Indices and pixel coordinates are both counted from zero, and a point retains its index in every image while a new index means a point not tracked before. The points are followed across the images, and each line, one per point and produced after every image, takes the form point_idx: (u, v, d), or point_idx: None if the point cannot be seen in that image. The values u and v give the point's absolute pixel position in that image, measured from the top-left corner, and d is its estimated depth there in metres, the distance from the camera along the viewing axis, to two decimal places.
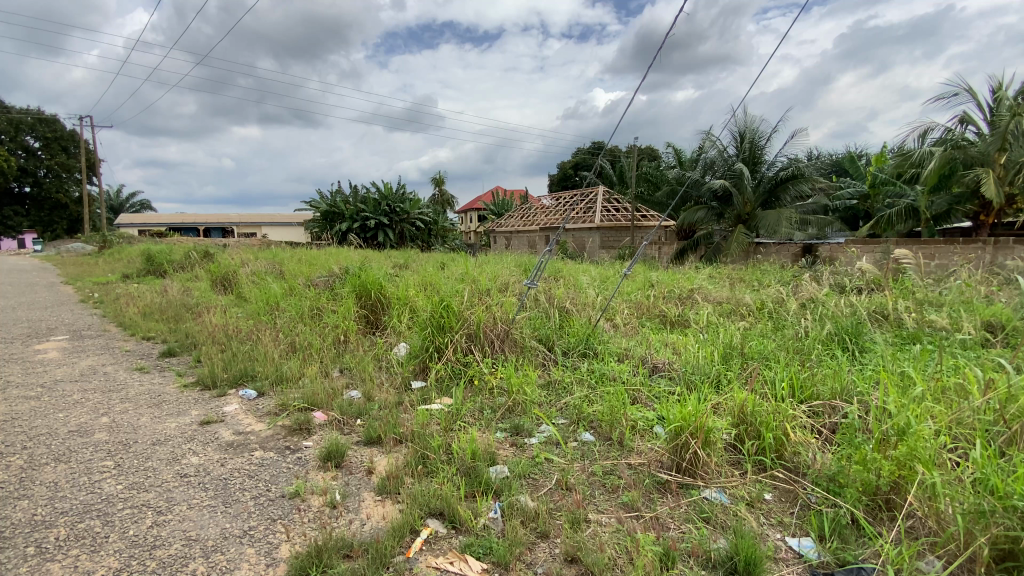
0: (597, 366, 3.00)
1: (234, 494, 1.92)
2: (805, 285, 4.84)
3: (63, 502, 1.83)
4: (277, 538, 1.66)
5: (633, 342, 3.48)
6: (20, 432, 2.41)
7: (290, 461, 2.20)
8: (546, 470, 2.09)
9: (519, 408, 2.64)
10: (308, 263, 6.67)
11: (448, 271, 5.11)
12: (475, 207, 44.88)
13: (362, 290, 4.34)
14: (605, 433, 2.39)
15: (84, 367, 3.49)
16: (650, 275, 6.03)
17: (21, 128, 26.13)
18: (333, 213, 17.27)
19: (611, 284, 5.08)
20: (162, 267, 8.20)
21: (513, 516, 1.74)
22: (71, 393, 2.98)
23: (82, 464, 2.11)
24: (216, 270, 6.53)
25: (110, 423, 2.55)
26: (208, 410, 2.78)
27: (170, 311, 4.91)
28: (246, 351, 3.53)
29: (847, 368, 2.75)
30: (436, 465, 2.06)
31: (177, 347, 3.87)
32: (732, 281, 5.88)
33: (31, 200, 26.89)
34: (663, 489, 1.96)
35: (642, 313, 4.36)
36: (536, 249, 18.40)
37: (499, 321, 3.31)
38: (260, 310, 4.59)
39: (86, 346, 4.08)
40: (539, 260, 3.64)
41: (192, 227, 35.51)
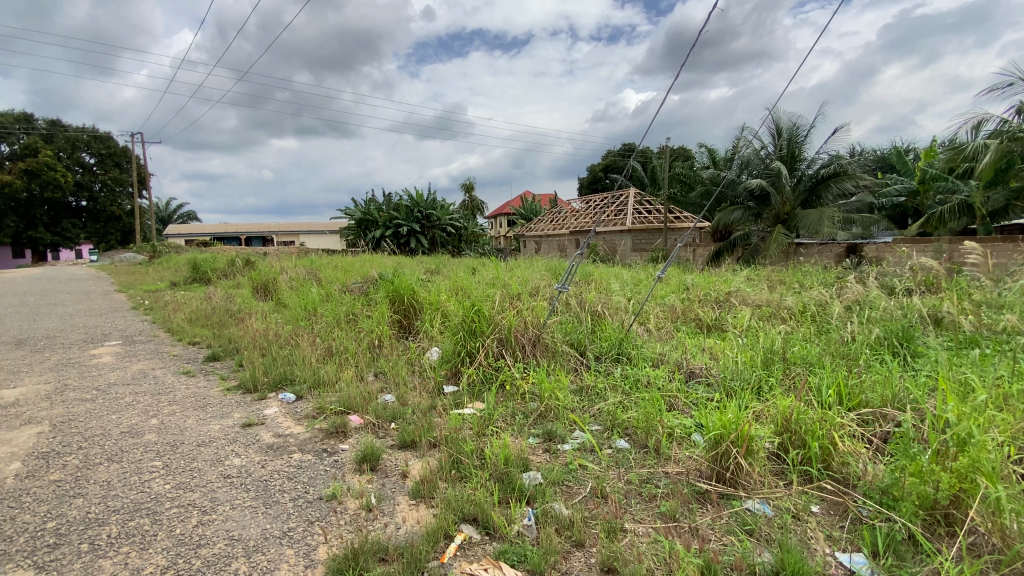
0: (632, 371, 2.94)
1: (275, 495, 1.97)
2: (851, 287, 4.64)
3: (115, 501, 1.92)
4: (315, 540, 1.69)
5: (668, 346, 3.40)
6: (78, 433, 2.55)
7: (327, 463, 2.25)
8: (580, 476, 2.05)
9: (552, 413, 2.61)
10: (344, 270, 6.82)
11: (479, 276, 5.15)
12: (505, 211, 45.13)
13: (395, 296, 4.42)
14: (641, 441, 2.33)
15: (136, 371, 3.67)
16: (686, 277, 5.91)
17: (77, 145, 27.91)
18: (367, 220, 17.76)
19: (645, 288, 4.99)
20: (207, 275, 8.59)
21: (548, 523, 1.72)
22: (124, 395, 3.14)
23: (133, 464, 2.21)
24: (257, 277, 6.79)
25: (159, 425, 2.66)
26: (249, 413, 2.87)
27: (215, 317, 5.12)
28: (285, 356, 3.63)
29: (898, 374, 2.60)
30: (469, 469, 2.05)
31: (221, 352, 4.03)
32: (772, 283, 5.69)
33: (88, 213, 28.61)
34: (702, 500, 1.89)
35: (678, 316, 4.26)
36: (566, 252, 18.34)
37: (530, 326, 3.29)
38: (298, 316, 4.74)
39: (137, 351, 4.29)
40: (570, 263, 3.57)
41: (234, 237, 37.07)
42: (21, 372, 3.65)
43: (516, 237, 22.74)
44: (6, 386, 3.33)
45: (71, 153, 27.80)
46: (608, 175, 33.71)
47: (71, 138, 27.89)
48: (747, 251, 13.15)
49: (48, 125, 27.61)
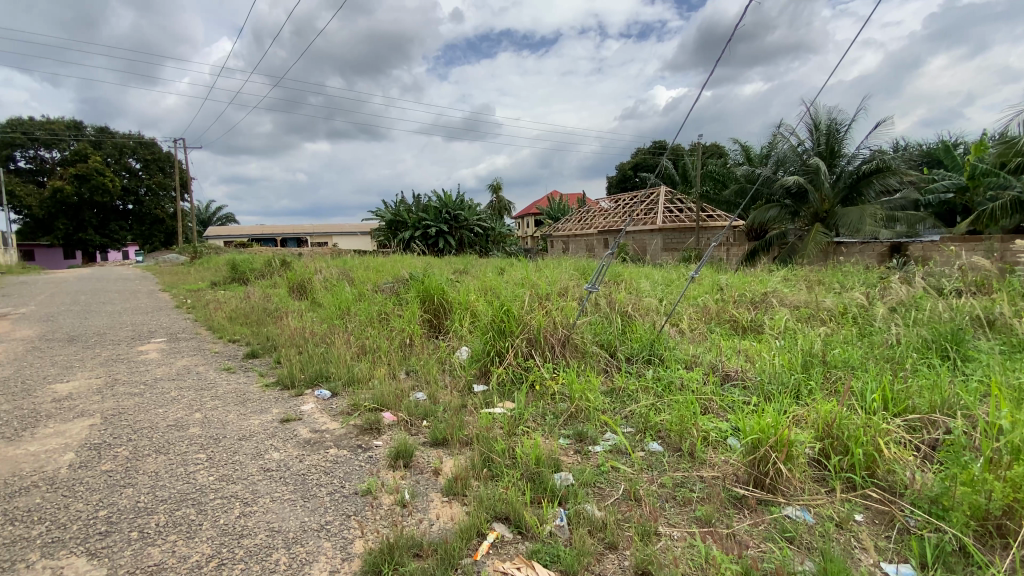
0: (664, 373, 2.89)
1: (313, 489, 2.02)
2: (895, 288, 4.44)
3: (163, 491, 2.01)
4: (352, 533, 1.72)
5: (701, 348, 3.33)
6: (128, 426, 2.68)
7: (361, 459, 2.29)
8: (613, 478, 2.03)
9: (583, 414, 2.59)
10: (376, 270, 6.92)
11: (507, 276, 5.16)
12: (533, 212, 45.12)
13: (426, 295, 4.48)
14: (675, 444, 2.29)
15: (180, 366, 3.83)
16: (719, 277, 5.78)
17: (124, 151, 29.32)
18: (396, 221, 18.08)
19: (678, 288, 4.90)
20: (245, 275, 8.89)
21: (580, 525, 1.70)
22: (169, 390, 3.28)
23: (180, 456, 2.31)
24: (293, 277, 6.98)
25: (202, 419, 2.77)
26: (287, 408, 2.95)
27: (253, 315, 5.29)
28: (321, 353, 3.72)
29: (947, 378, 2.47)
30: (500, 468, 2.06)
31: (260, 349, 4.16)
32: (810, 283, 5.50)
33: (134, 216, 29.98)
34: (739, 505, 1.84)
35: (711, 317, 4.17)
36: (595, 252, 18.19)
37: (559, 326, 3.26)
38: (332, 315, 4.85)
39: (182, 348, 4.48)
40: (600, 263, 3.53)
41: (269, 239, 38.26)
42: (75, 367, 3.86)
43: (544, 237, 22.72)
44: (61, 380, 3.52)
45: (118, 159, 29.17)
46: (637, 173, 33.28)
47: (118, 145, 29.29)
48: (784, 250, 12.74)
49: (97, 132, 29.03)
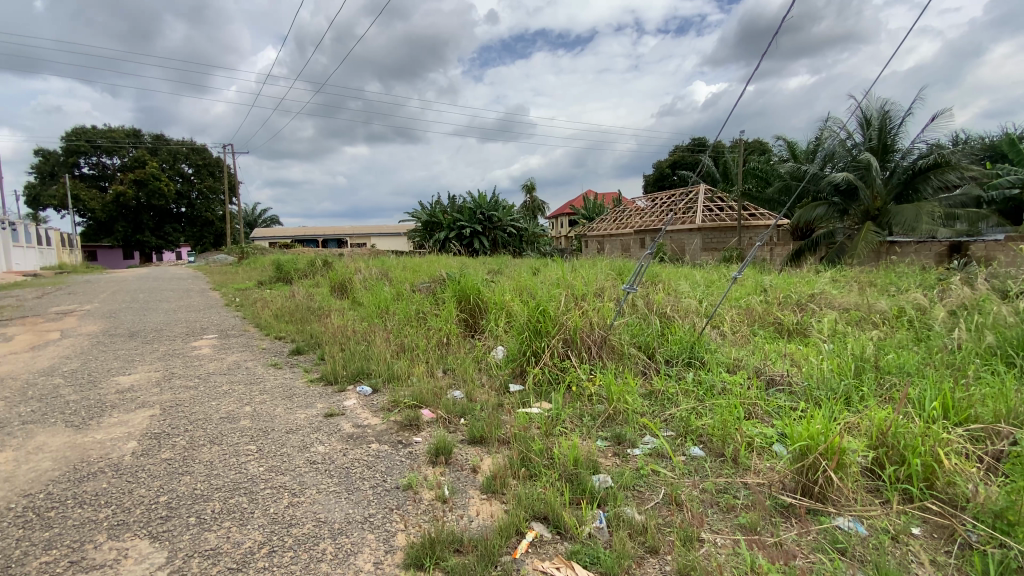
0: (705, 377, 2.82)
1: (356, 482, 2.08)
2: (956, 290, 4.18)
3: (217, 479, 2.11)
4: (394, 527, 1.76)
5: (744, 351, 3.23)
6: (184, 417, 2.83)
7: (402, 454, 2.34)
8: (653, 482, 1.99)
9: (621, 417, 2.55)
10: (413, 270, 7.05)
11: (542, 276, 5.14)
12: (567, 211, 44.79)
13: (462, 295, 4.53)
14: (716, 449, 2.23)
15: (230, 362, 4.02)
16: (762, 278, 5.60)
17: (178, 157, 30.95)
18: (432, 222, 18.39)
19: (719, 289, 4.77)
20: (289, 275, 9.23)
21: (620, 527, 1.69)
22: (221, 384, 3.44)
23: (232, 447, 2.42)
24: (335, 277, 7.19)
25: (251, 412, 2.89)
26: (331, 403, 3.05)
27: (297, 313, 5.49)
28: (362, 351, 3.83)
29: (1015, 387, 2.31)
30: (538, 469, 2.06)
31: (304, 346, 4.32)
32: (860, 284, 5.25)
33: (187, 218, 31.60)
34: (786, 514, 1.78)
35: (754, 320, 4.04)
36: (630, 252, 17.94)
37: (595, 327, 3.23)
38: (372, 313, 4.97)
39: (231, 344, 4.69)
40: (638, 264, 3.47)
41: (311, 240, 39.54)
42: (135, 361, 4.10)
43: (578, 237, 22.58)
44: (124, 373, 3.75)
45: (172, 165, 30.77)
46: (675, 171, 32.64)
47: (173, 151, 30.95)
48: (832, 251, 12.18)
49: (153, 139, 30.67)
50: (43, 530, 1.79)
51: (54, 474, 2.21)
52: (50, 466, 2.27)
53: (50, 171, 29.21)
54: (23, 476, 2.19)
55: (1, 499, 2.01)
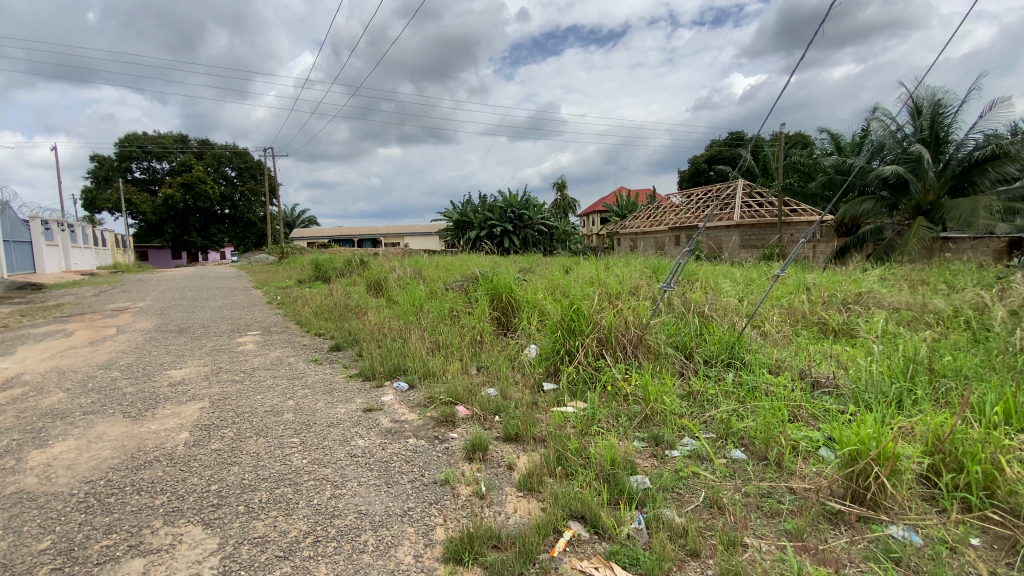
0: (746, 378, 2.74)
1: (395, 475, 2.13)
2: (1018, 289, 3.92)
3: (264, 470, 2.20)
4: (433, 521, 1.79)
5: (787, 352, 3.12)
6: (231, 409, 2.95)
7: (438, 450, 2.37)
8: (692, 485, 1.95)
9: (659, 417, 2.51)
10: (446, 268, 7.14)
11: (575, 275, 5.09)
12: (599, 209, 44.33)
13: (495, 293, 4.55)
14: (759, 452, 2.17)
15: (274, 357, 4.17)
16: (806, 276, 5.40)
17: (222, 161, 32.28)
18: (464, 221, 18.56)
19: (759, 288, 4.62)
20: (327, 274, 9.46)
21: (659, 529, 1.66)
22: (265, 379, 3.57)
23: (277, 439, 2.51)
24: (371, 276, 7.36)
25: (295, 406, 3.00)
26: (369, 398, 3.12)
27: (336, 311, 5.64)
28: (398, 347, 3.90)
29: None
30: (575, 467, 2.05)
31: (343, 342, 4.43)
32: (911, 283, 5.00)
33: (230, 220, 32.90)
34: (836, 521, 1.71)
35: (797, 320, 3.91)
36: (664, 250, 17.60)
37: (631, 326, 3.19)
38: (407, 311, 5.05)
39: (274, 340, 4.86)
40: (675, 262, 3.39)
41: (347, 240, 40.52)
42: (186, 355, 4.31)
43: (610, 235, 22.32)
44: (175, 367, 3.95)
45: (216, 168, 32.08)
46: (711, 166, 31.81)
47: (217, 155, 32.30)
48: (880, 247, 11.63)
49: (199, 144, 32.07)
50: (105, 515, 1.90)
51: (114, 461, 2.35)
52: (110, 454, 2.41)
53: (105, 176, 30.87)
54: (86, 463, 2.34)
55: (66, 485, 2.14)
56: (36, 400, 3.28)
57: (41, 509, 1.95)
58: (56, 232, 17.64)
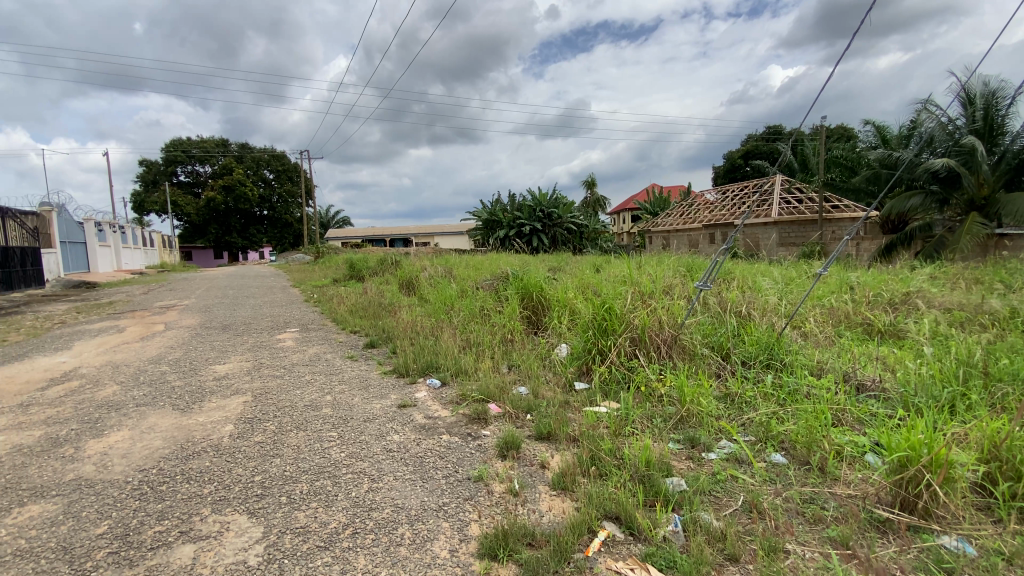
0: (787, 380, 2.67)
1: (430, 471, 2.16)
2: None
3: (304, 462, 2.27)
4: (468, 516, 1.82)
5: (829, 354, 3.01)
6: (272, 404, 3.06)
7: (472, 447, 2.40)
8: (730, 488, 1.91)
9: (695, 419, 2.46)
10: (476, 267, 7.18)
11: (607, 273, 5.06)
12: (629, 207, 43.75)
13: (525, 292, 4.56)
14: (801, 457, 2.11)
15: (312, 354, 4.29)
16: (849, 275, 5.20)
17: (261, 164, 33.42)
18: (493, 220, 18.66)
19: (799, 288, 4.46)
20: (361, 273, 9.66)
21: (697, 532, 1.63)
22: (304, 374, 3.68)
23: (316, 433, 2.59)
24: (403, 275, 7.48)
25: (332, 400, 3.08)
26: (403, 394, 3.19)
27: (370, 309, 5.76)
28: (431, 345, 3.95)
29: None
30: (608, 468, 2.03)
31: (377, 339, 4.53)
32: (964, 282, 4.74)
33: (268, 220, 34.03)
34: (884, 530, 1.64)
35: (840, 321, 3.77)
36: (698, 249, 17.23)
37: (665, 326, 3.14)
38: (439, 310, 5.11)
39: (311, 337, 5.01)
40: (712, 260, 3.31)
41: (379, 240, 41.31)
42: (229, 351, 4.48)
43: (641, 233, 22.00)
44: (220, 362, 4.11)
45: (256, 171, 33.22)
46: (747, 162, 30.90)
47: (256, 158, 33.45)
48: (930, 245, 11.06)
49: (239, 148, 33.29)
50: (158, 502, 2.00)
51: (165, 451, 2.47)
52: (161, 445, 2.54)
53: (152, 180, 32.33)
54: (139, 452, 2.46)
55: (122, 473, 2.27)
56: (93, 392, 3.47)
57: (98, 495, 2.07)
58: (108, 233, 18.62)
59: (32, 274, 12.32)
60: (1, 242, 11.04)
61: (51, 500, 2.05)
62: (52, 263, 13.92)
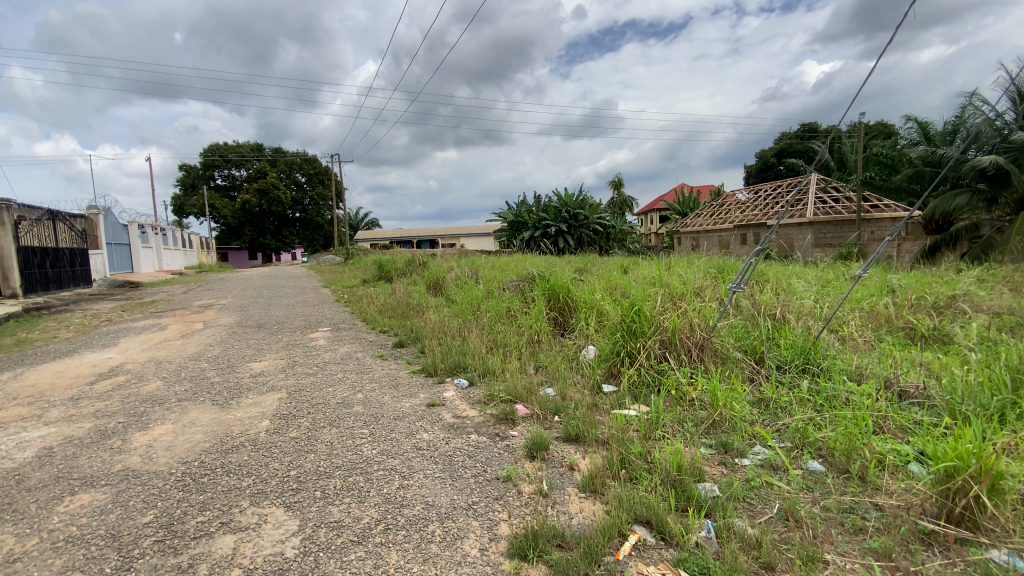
0: (824, 386, 2.58)
1: (459, 469, 2.19)
2: None
3: (337, 458, 2.33)
4: (498, 516, 1.83)
5: (869, 359, 2.91)
6: (307, 400, 3.14)
7: (500, 447, 2.41)
8: (765, 495, 1.87)
9: (727, 424, 2.42)
10: (502, 269, 7.21)
11: (635, 274, 5.01)
12: (657, 207, 43.07)
13: (552, 293, 4.55)
14: (839, 465, 2.04)
15: (343, 353, 4.39)
16: (891, 276, 5.02)
17: (293, 168, 34.34)
18: (518, 221, 18.72)
19: (836, 290, 4.32)
20: (390, 273, 9.83)
21: (730, 539, 1.60)
22: (336, 372, 3.77)
23: (348, 430, 2.65)
24: (430, 276, 7.57)
25: (363, 398, 3.15)
26: (432, 393, 3.23)
27: (399, 309, 5.86)
28: (458, 346, 3.99)
29: None
30: (638, 472, 2.01)
31: (406, 339, 4.59)
32: (1016, 285, 4.49)
33: (300, 223, 34.92)
34: (929, 542, 1.58)
35: (880, 325, 3.63)
36: (728, 249, 16.85)
37: (696, 329, 3.09)
38: (466, 310, 5.16)
39: (342, 336, 5.12)
40: (745, 262, 3.24)
41: (406, 241, 41.88)
42: (264, 349, 4.62)
43: (670, 234, 21.67)
44: (256, 359, 4.25)
45: (289, 175, 34.17)
46: (781, 160, 30.06)
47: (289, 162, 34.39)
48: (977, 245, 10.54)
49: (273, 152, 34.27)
50: (200, 493, 2.08)
51: (206, 445, 2.57)
52: (201, 438, 2.64)
53: (191, 184, 33.60)
54: (182, 446, 2.57)
55: (166, 464, 2.37)
56: (138, 387, 3.64)
57: (144, 486, 2.17)
58: (150, 235, 19.47)
59: (80, 274, 12.95)
60: (53, 244, 11.65)
61: (100, 490, 2.15)
62: (99, 263, 14.61)
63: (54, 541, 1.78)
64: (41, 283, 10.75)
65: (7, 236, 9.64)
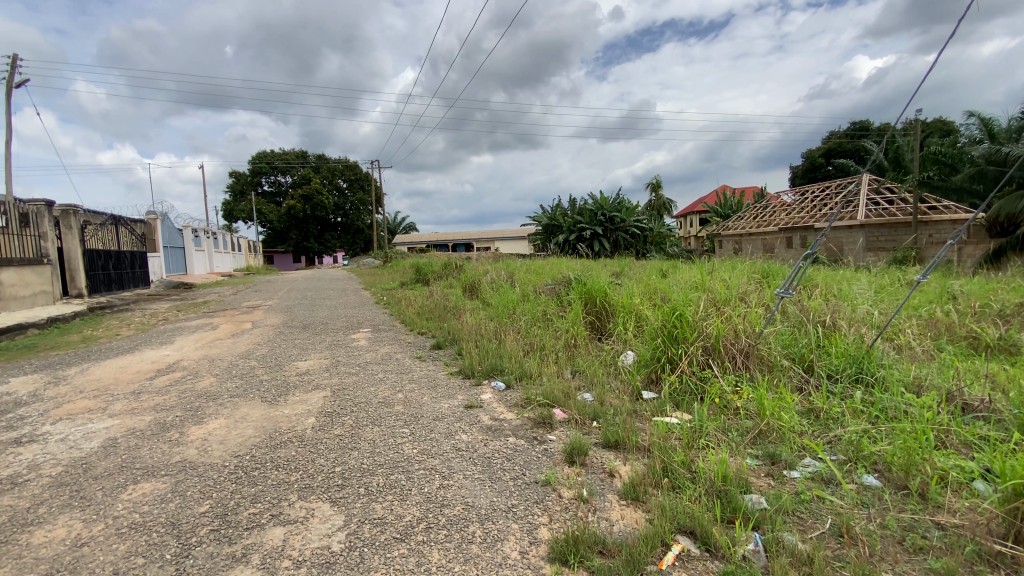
0: (879, 397, 2.46)
1: (499, 471, 2.21)
2: None
3: (380, 456, 2.39)
4: (538, 520, 1.84)
5: (927, 369, 2.75)
6: (349, 399, 3.24)
7: (538, 451, 2.42)
8: (816, 509, 1.80)
9: (775, 434, 2.34)
10: (538, 272, 7.23)
11: (675, 278, 4.91)
12: (697, 209, 42.03)
13: (588, 297, 4.52)
14: (897, 480, 1.94)
15: (383, 353, 4.50)
16: (951, 283, 4.72)
17: (335, 174, 35.46)
18: (553, 225, 18.72)
19: (891, 296, 4.11)
20: (427, 276, 10.00)
21: (780, 553, 1.55)
22: (377, 372, 3.87)
23: (389, 429, 2.72)
24: (467, 279, 7.66)
25: (404, 398, 3.22)
26: (469, 395, 3.26)
27: (436, 312, 5.96)
28: (495, 348, 4.02)
29: None
30: (681, 480, 1.98)
31: (444, 341, 4.67)
32: None
33: (341, 227, 36.00)
34: (996, 565, 1.48)
35: (940, 333, 3.43)
36: (772, 253, 16.27)
37: (741, 335, 3.01)
38: (502, 313, 5.20)
39: (382, 337, 5.24)
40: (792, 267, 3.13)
41: (443, 244, 42.50)
42: (308, 349, 4.79)
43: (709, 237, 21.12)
44: (301, 358, 4.41)
45: (331, 180, 35.34)
46: (829, 160, 28.83)
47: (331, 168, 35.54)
48: None
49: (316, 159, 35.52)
50: (251, 485, 2.18)
51: (255, 439, 2.69)
52: (252, 433, 2.76)
53: (240, 190, 35.21)
54: (233, 440, 2.69)
55: (220, 457, 2.50)
56: (193, 383, 3.84)
57: (200, 477, 2.29)
58: (203, 238, 20.55)
59: (139, 275, 13.78)
60: (116, 247, 12.44)
61: (160, 479, 2.29)
62: (156, 265, 15.51)
63: (120, 527, 1.91)
64: (104, 283, 11.51)
65: (74, 239, 10.25)
